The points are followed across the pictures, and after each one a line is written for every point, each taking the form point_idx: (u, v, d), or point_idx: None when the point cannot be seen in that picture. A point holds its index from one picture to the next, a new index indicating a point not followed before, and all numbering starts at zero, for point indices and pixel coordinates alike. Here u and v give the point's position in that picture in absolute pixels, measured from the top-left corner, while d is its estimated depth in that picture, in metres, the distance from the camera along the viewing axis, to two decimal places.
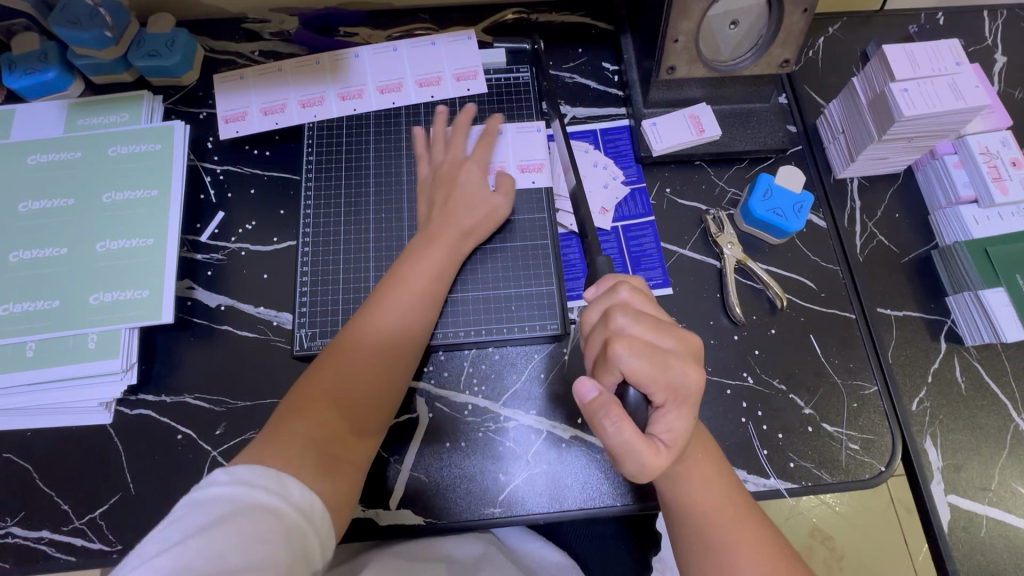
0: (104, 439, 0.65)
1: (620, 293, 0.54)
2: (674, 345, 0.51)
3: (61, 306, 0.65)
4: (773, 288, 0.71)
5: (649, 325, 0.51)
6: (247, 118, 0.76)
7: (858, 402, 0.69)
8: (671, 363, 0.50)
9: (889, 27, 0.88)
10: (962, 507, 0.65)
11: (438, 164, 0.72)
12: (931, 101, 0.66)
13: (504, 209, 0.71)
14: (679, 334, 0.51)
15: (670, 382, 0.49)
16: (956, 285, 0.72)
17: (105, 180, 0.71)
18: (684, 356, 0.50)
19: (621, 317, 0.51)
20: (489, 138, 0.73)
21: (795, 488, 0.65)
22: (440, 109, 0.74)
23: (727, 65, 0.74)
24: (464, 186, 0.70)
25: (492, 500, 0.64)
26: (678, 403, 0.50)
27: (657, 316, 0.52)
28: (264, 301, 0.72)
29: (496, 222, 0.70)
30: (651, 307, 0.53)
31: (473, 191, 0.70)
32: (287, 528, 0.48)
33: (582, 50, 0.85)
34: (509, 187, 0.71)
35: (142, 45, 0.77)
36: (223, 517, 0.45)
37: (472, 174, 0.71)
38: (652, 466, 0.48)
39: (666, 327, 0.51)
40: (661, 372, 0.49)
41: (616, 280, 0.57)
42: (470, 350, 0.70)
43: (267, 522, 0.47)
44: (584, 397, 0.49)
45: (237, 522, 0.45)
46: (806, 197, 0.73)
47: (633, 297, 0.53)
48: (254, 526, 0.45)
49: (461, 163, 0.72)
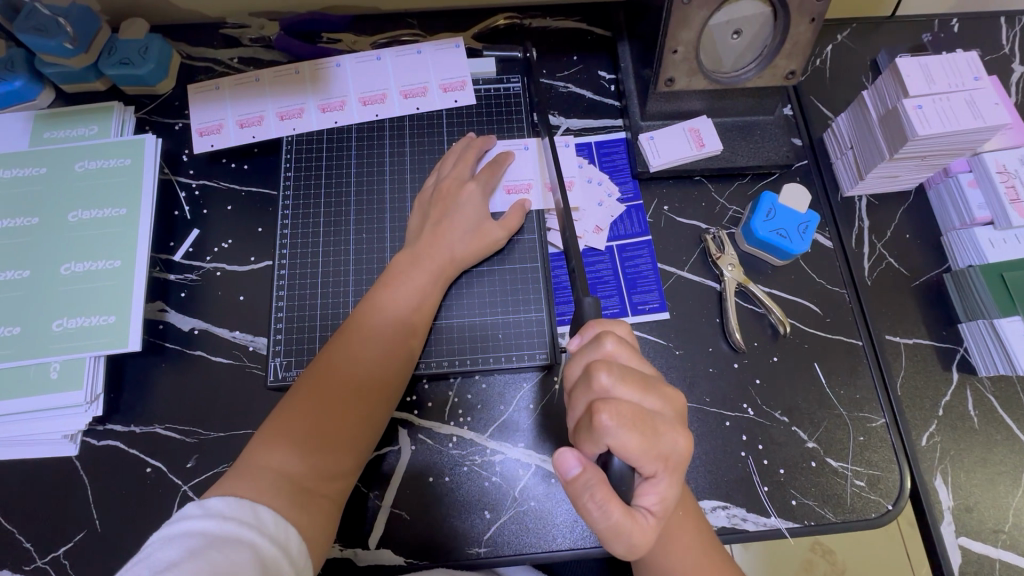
0: (69, 471, 0.62)
1: (604, 346, 0.50)
2: (661, 407, 0.47)
3: (23, 333, 0.63)
4: (775, 313, 0.68)
5: (636, 386, 0.47)
6: (224, 131, 0.73)
7: (864, 436, 0.65)
8: (661, 431, 0.46)
9: (900, 34, 0.83)
10: (973, 550, 0.62)
11: (437, 181, 0.69)
12: (947, 117, 0.62)
13: (501, 243, 0.67)
14: (664, 393, 0.48)
15: (661, 452, 0.46)
16: (970, 312, 0.68)
17: (71, 197, 0.68)
18: (672, 421, 0.47)
19: (605, 379, 0.47)
20: (497, 167, 0.69)
21: (797, 528, 0.62)
22: (460, 144, 0.71)
23: (729, 77, 0.70)
24: (464, 206, 0.66)
25: (477, 540, 0.61)
26: (670, 473, 0.47)
27: (643, 374, 0.48)
28: (240, 325, 0.68)
29: (491, 248, 0.67)
30: (636, 362, 0.50)
31: (472, 213, 0.66)
32: (265, 562, 0.44)
33: (577, 58, 0.81)
34: (515, 222, 0.67)
35: (114, 52, 0.73)
36: (195, 551, 0.42)
37: (473, 196, 0.67)
38: (642, 543, 0.45)
39: (652, 386, 0.48)
40: (652, 442, 0.45)
41: (599, 328, 0.52)
42: (455, 378, 0.67)
43: (242, 556, 0.43)
44: (568, 474, 0.45)
45: (209, 556, 0.42)
46: (812, 217, 0.70)
47: (618, 351, 0.49)
48: (229, 561, 0.42)
49: (463, 182, 0.68)
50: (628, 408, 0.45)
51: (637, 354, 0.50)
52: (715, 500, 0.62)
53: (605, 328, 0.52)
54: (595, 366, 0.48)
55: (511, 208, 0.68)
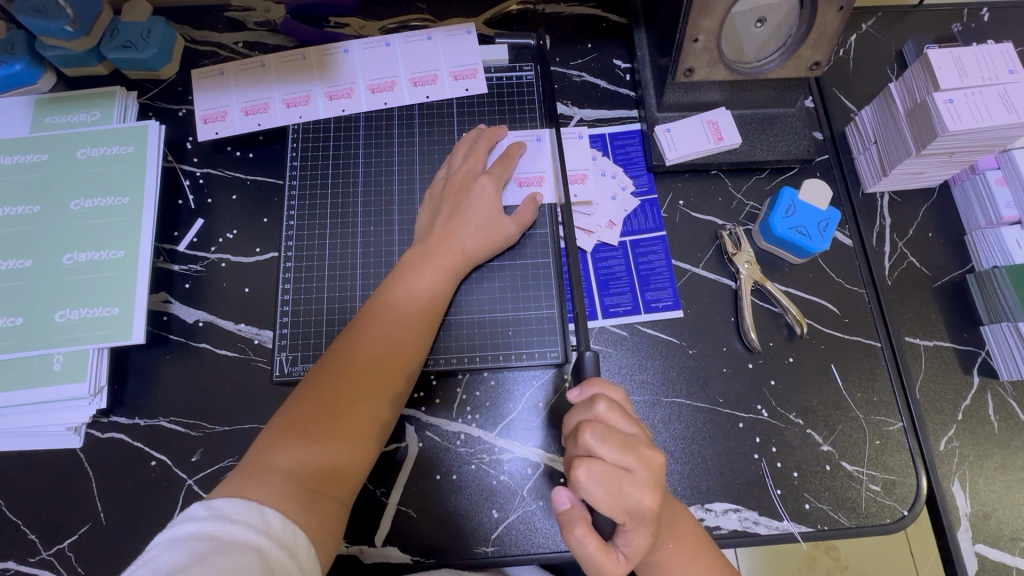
0: (73, 463, 0.61)
1: (597, 407, 0.50)
2: (636, 467, 0.48)
3: (25, 324, 0.62)
4: (792, 312, 0.66)
5: (615, 447, 0.48)
6: (229, 118, 0.71)
7: (881, 440, 0.64)
8: (629, 490, 0.47)
9: (928, 23, 0.80)
10: (990, 557, 0.61)
11: (449, 174, 0.67)
12: (980, 113, 0.60)
13: (514, 238, 0.66)
14: (644, 455, 0.49)
15: (625, 508, 0.47)
16: (994, 314, 0.66)
17: (73, 185, 0.66)
18: (643, 482, 0.48)
19: (588, 439, 0.48)
20: (509, 161, 0.67)
21: (810, 532, 0.61)
22: (466, 136, 0.69)
23: (751, 67, 0.67)
24: (476, 201, 0.65)
25: (485, 539, 0.60)
26: (637, 525, 0.48)
27: (626, 435, 0.49)
28: (245, 317, 0.67)
29: (503, 243, 0.65)
30: (625, 423, 0.50)
31: (485, 207, 0.64)
32: (272, 567, 0.43)
33: (592, 46, 0.78)
34: (528, 217, 0.65)
35: (116, 36, 0.71)
36: (200, 556, 0.41)
37: (487, 190, 0.65)
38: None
39: (632, 447, 0.48)
40: (617, 499, 0.47)
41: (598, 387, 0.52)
42: (464, 375, 0.66)
43: (250, 560, 0.42)
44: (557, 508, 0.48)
45: (217, 560, 0.41)
46: (833, 215, 0.67)
47: (609, 413, 0.50)
48: (236, 566, 0.41)
49: (476, 176, 0.66)
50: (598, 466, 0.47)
51: (628, 416, 0.50)
52: (727, 502, 0.61)
53: (601, 388, 0.52)
54: (580, 425, 0.49)
55: (523, 201, 0.66)
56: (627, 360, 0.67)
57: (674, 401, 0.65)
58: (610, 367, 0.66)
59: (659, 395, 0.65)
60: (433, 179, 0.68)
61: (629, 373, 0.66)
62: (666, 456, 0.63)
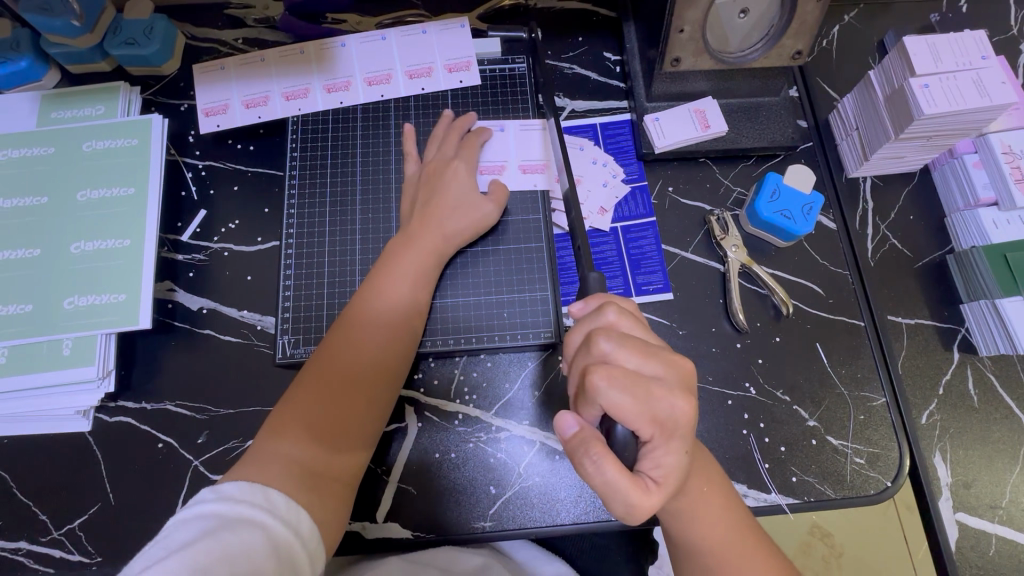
0: (82, 446, 0.63)
1: (608, 316, 0.50)
2: (661, 372, 0.47)
3: (34, 311, 0.63)
4: (778, 293, 0.68)
5: (636, 351, 0.47)
6: (230, 111, 0.73)
7: (865, 415, 0.66)
8: (660, 397, 0.45)
9: (908, 14, 0.83)
10: (970, 525, 0.63)
11: (425, 162, 0.69)
12: (954, 97, 0.62)
13: (492, 219, 0.68)
14: (668, 360, 0.48)
15: (656, 415, 0.45)
16: (973, 292, 0.69)
17: (79, 177, 0.68)
18: (671, 385, 0.46)
19: (605, 344, 0.47)
20: (474, 145, 0.70)
21: (797, 503, 0.63)
22: (445, 114, 0.71)
23: (735, 57, 0.69)
24: (450, 184, 0.67)
25: (483, 514, 0.62)
26: (667, 438, 0.46)
27: (644, 341, 0.48)
28: (248, 304, 0.69)
29: (482, 225, 0.67)
30: (639, 330, 0.49)
31: (459, 190, 0.67)
32: (276, 545, 0.45)
33: (583, 39, 0.81)
34: (502, 196, 0.68)
35: (119, 33, 0.73)
36: (209, 532, 0.43)
37: (459, 173, 0.67)
38: (641, 505, 0.44)
39: (654, 352, 0.47)
40: (646, 405, 0.45)
41: (604, 300, 0.52)
42: (461, 357, 0.68)
43: (255, 539, 0.44)
44: (565, 433, 0.46)
45: (225, 536, 0.43)
46: (816, 199, 0.70)
47: (621, 321, 0.49)
48: (241, 543, 0.43)
49: (448, 161, 0.68)
50: (623, 371, 0.45)
51: (641, 322, 0.50)
52: None
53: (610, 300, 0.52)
54: (595, 332, 0.48)
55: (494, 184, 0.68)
56: None
57: None
58: None
59: None
60: (408, 170, 0.70)
61: None
62: None
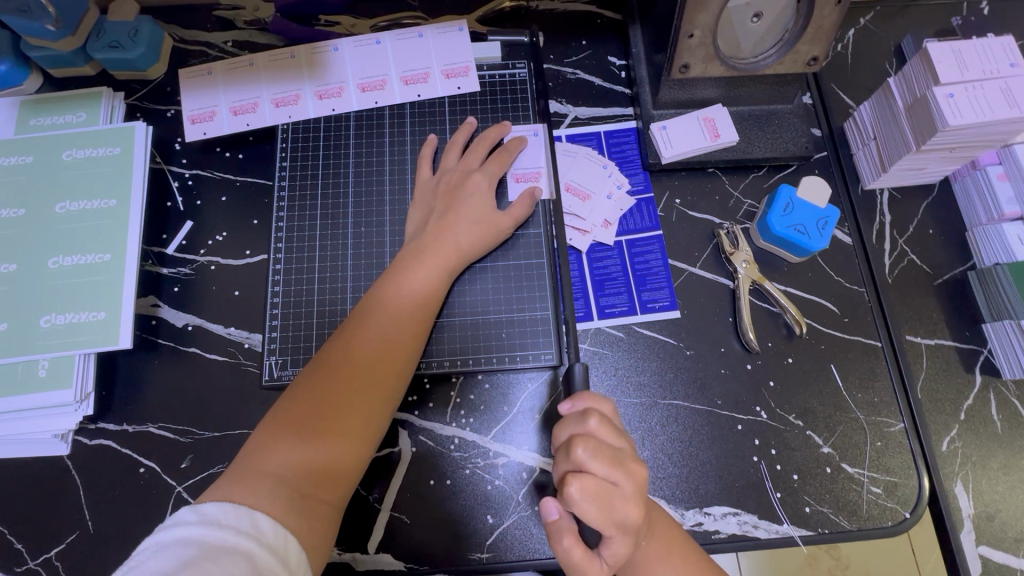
0: (60, 471, 0.60)
1: (588, 422, 0.49)
2: (624, 482, 0.47)
3: (10, 329, 0.60)
4: (791, 312, 0.65)
5: (607, 462, 0.47)
6: (217, 118, 0.70)
7: (882, 441, 0.63)
8: (619, 509, 0.46)
9: (927, 18, 0.79)
10: (994, 559, 0.60)
11: (443, 172, 0.66)
12: (981, 106, 0.59)
13: (507, 234, 0.65)
14: (631, 470, 0.48)
15: (616, 523, 0.46)
16: (996, 312, 0.65)
17: (58, 187, 0.65)
18: (631, 497, 0.47)
19: (580, 454, 0.46)
20: (506, 155, 0.67)
21: (810, 535, 0.60)
22: (470, 120, 0.69)
23: (748, 63, 0.66)
24: (471, 196, 0.64)
25: (479, 545, 0.59)
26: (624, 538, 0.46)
27: (616, 450, 0.48)
28: (235, 321, 0.66)
29: (497, 238, 0.64)
30: (614, 438, 0.49)
31: (478, 205, 0.64)
32: (259, 572, 0.42)
33: (587, 42, 0.77)
34: (522, 213, 0.65)
35: (102, 36, 0.70)
36: (189, 561, 0.40)
37: (480, 186, 0.65)
38: None
39: (621, 462, 0.48)
40: (607, 515, 0.46)
41: (589, 400, 0.52)
42: (458, 378, 0.65)
43: (238, 567, 0.41)
44: (546, 517, 0.47)
45: (204, 567, 0.40)
46: (832, 212, 0.66)
47: (600, 427, 0.49)
48: (222, 572, 0.40)
49: (470, 173, 0.66)
50: (592, 483, 0.46)
51: (618, 431, 0.49)
52: (726, 506, 0.60)
53: (592, 403, 0.52)
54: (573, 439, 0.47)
55: (520, 196, 0.65)
56: (623, 362, 0.65)
57: (673, 403, 0.64)
58: (607, 369, 0.65)
59: (656, 397, 0.64)
60: (420, 176, 0.67)
61: (625, 375, 0.65)
62: (663, 460, 0.62)
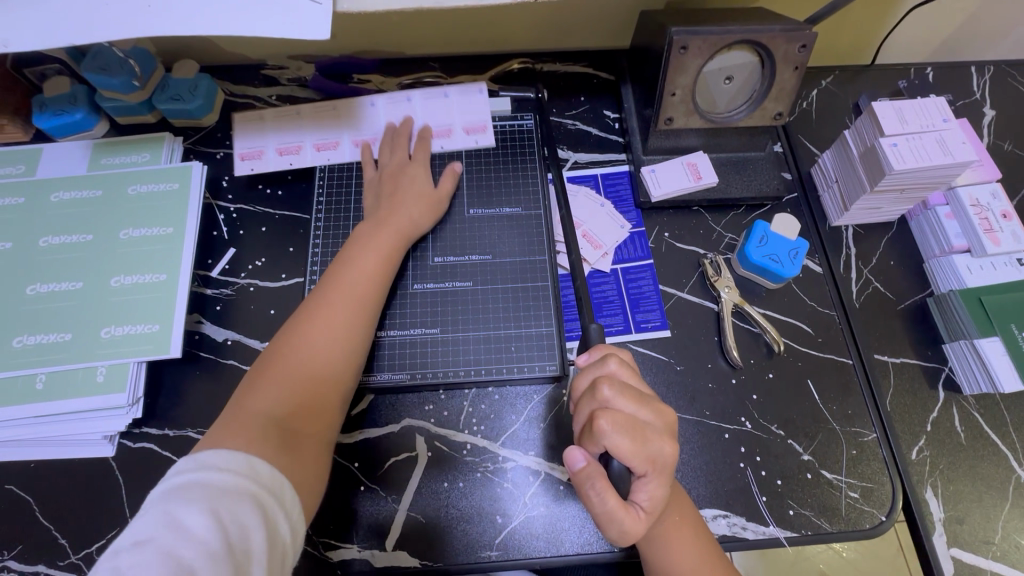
0: (105, 470, 0.66)
1: (608, 365, 0.57)
2: (654, 419, 0.54)
3: (73, 339, 0.68)
4: (769, 332, 0.72)
5: (632, 399, 0.54)
6: (264, 157, 0.80)
7: (857, 450, 0.69)
8: (649, 440, 0.52)
9: (880, 80, 0.92)
10: (965, 560, 0.65)
11: (381, 167, 0.77)
12: (919, 155, 0.69)
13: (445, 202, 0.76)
14: (660, 409, 0.55)
15: (648, 455, 0.52)
16: (953, 333, 0.73)
17: (122, 216, 0.74)
18: (660, 431, 0.53)
19: (606, 391, 0.53)
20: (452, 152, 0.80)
21: (795, 537, 0.65)
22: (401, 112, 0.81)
23: (722, 117, 0.77)
24: (409, 180, 0.75)
25: (489, 543, 0.64)
26: (657, 474, 0.53)
27: (640, 390, 0.55)
28: (270, 336, 0.73)
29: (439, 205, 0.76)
30: (635, 379, 0.56)
31: (415, 182, 0.75)
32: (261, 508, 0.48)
33: (585, 98, 0.89)
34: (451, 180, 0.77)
35: (167, 90, 0.81)
36: (196, 502, 0.45)
37: (417, 172, 0.76)
38: (632, 535, 0.52)
39: (647, 400, 0.54)
40: (641, 447, 0.52)
41: (604, 351, 0.60)
42: (470, 389, 0.71)
43: (241, 505, 0.47)
44: (574, 466, 0.52)
45: (214, 501, 0.46)
46: (801, 244, 0.75)
47: (620, 368, 0.57)
48: (228, 511, 0.45)
49: (405, 163, 0.77)
50: (624, 417, 0.52)
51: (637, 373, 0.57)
52: (716, 508, 0.66)
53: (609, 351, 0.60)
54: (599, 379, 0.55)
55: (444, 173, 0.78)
56: None
57: None
58: None
59: None
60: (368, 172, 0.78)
61: None
62: None
